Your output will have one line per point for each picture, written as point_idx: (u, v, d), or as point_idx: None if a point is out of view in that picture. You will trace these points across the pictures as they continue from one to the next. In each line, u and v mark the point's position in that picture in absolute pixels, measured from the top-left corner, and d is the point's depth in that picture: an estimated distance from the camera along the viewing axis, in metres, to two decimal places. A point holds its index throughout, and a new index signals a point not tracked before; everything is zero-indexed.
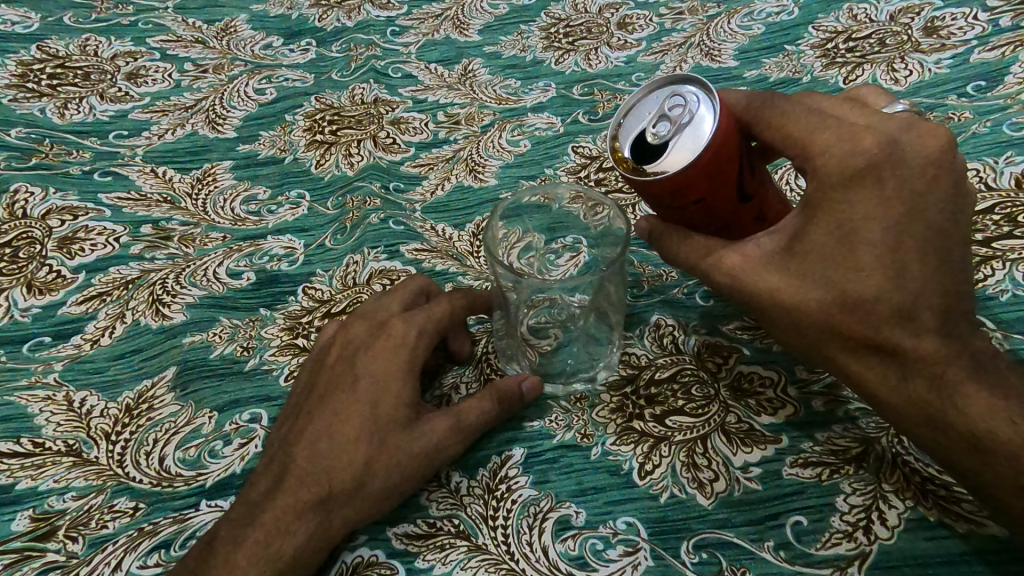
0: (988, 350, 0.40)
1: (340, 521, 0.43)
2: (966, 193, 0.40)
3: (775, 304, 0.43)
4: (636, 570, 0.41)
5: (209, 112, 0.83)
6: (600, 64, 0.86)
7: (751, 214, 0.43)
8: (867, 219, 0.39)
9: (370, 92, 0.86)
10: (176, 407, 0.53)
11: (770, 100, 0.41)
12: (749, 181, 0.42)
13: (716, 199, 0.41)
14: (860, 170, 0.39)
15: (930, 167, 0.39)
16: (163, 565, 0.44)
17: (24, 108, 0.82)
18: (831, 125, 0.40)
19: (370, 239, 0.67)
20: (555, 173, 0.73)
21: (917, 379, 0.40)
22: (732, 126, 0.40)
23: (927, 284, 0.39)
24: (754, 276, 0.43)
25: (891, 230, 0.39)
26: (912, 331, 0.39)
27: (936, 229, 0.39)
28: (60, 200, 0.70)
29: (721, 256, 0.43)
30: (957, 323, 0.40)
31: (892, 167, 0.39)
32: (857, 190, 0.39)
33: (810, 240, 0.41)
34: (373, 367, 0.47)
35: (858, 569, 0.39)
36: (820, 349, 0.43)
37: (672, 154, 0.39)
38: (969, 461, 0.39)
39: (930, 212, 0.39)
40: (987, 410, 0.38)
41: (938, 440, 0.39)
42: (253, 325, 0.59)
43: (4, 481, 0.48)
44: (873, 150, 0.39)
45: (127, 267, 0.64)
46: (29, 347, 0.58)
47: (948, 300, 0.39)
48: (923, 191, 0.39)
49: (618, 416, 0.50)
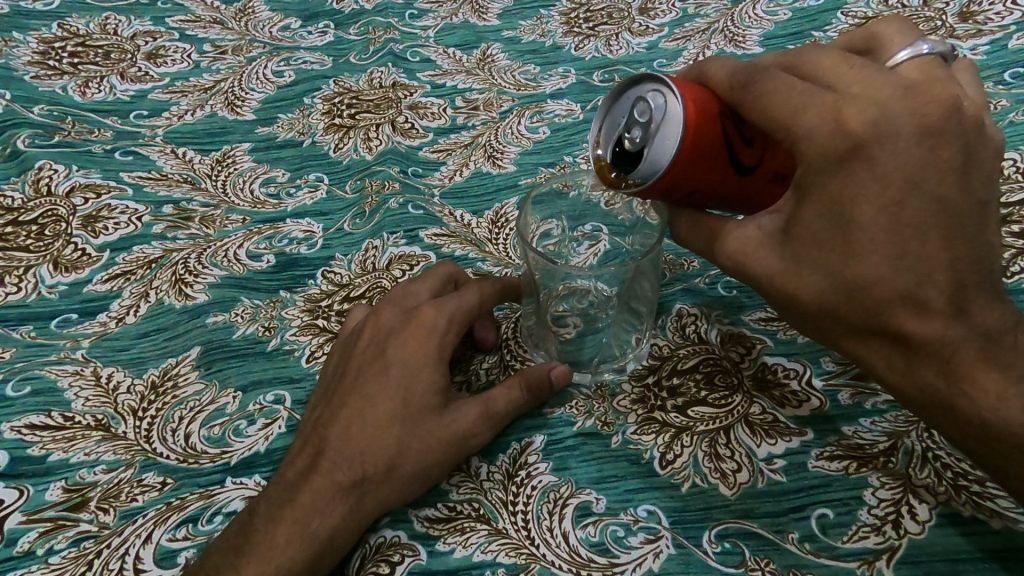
0: (1009, 326, 0.36)
1: (373, 504, 0.43)
2: (979, 153, 0.36)
3: (776, 291, 0.39)
4: (658, 558, 0.41)
5: (229, 93, 0.83)
6: (621, 50, 0.84)
7: (764, 180, 0.40)
8: (863, 200, 0.35)
9: (388, 76, 0.85)
10: (201, 385, 0.53)
11: (753, 79, 0.37)
12: (748, 154, 0.39)
13: (714, 180, 0.39)
14: (850, 148, 0.35)
15: (931, 133, 0.35)
16: (191, 539, 0.44)
17: (45, 86, 0.82)
18: (816, 102, 0.36)
19: (389, 224, 0.67)
20: (574, 161, 0.72)
21: (927, 366, 0.37)
22: (709, 112, 0.37)
23: (936, 263, 0.35)
24: (756, 258, 0.40)
25: (889, 210, 0.35)
26: (922, 315, 0.36)
27: (944, 201, 0.35)
28: (83, 179, 0.71)
29: (726, 236, 0.41)
30: (970, 301, 0.36)
31: (886, 141, 0.35)
32: (850, 170, 0.35)
33: (804, 225, 0.37)
34: (404, 353, 0.48)
35: (886, 562, 0.39)
36: (826, 334, 0.40)
37: (647, 161, 0.38)
38: (987, 452, 0.37)
39: (934, 184, 0.35)
40: (999, 395, 0.35)
41: (953, 430, 0.37)
42: (273, 307, 0.60)
43: (35, 453, 0.49)
44: (862, 125, 0.35)
45: (150, 246, 0.64)
46: (56, 323, 0.59)
47: (960, 277, 0.35)
48: (922, 164, 0.35)
49: (640, 406, 0.50)
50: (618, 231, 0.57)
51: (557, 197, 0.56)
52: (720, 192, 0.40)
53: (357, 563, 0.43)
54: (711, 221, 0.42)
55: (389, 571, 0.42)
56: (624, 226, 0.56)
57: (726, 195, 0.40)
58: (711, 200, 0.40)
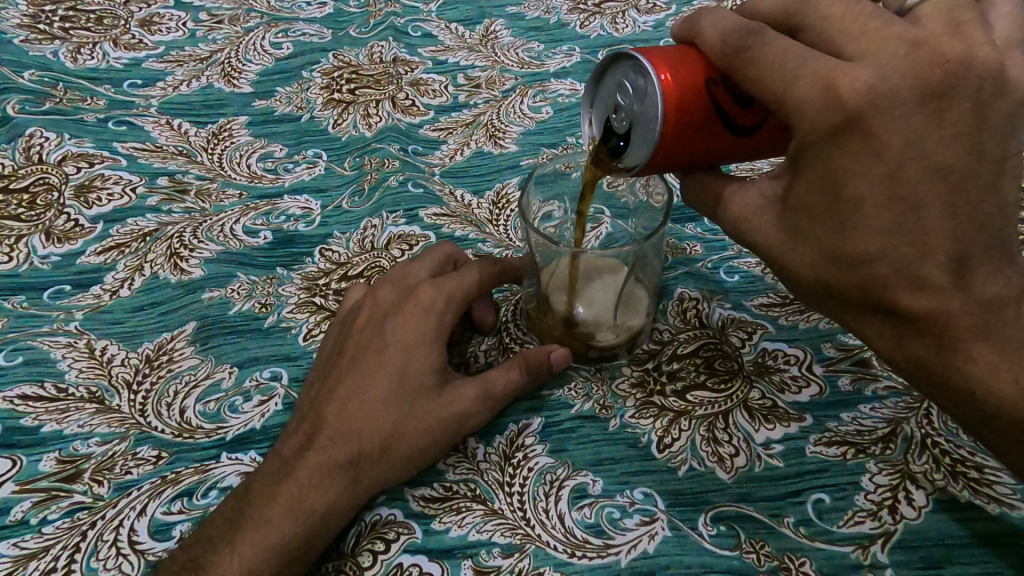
0: (1014, 293, 0.34)
1: (370, 481, 0.43)
2: (991, 108, 0.33)
3: (771, 262, 0.38)
4: (653, 540, 0.41)
5: (225, 64, 0.81)
6: (627, 29, 0.82)
7: (771, 133, 0.39)
8: (856, 174, 0.33)
9: (389, 50, 0.83)
10: (196, 360, 0.53)
11: (746, 43, 0.34)
12: (748, 114, 0.37)
13: (712, 148, 0.38)
14: (844, 121, 0.32)
15: (935, 95, 0.32)
16: (186, 513, 0.44)
17: (35, 50, 0.80)
18: (809, 69, 0.33)
19: (389, 203, 0.66)
20: (577, 141, 0.71)
21: (920, 337, 0.36)
22: (693, 86, 0.36)
23: (933, 234, 0.33)
24: (755, 227, 0.38)
25: (884, 182, 0.33)
26: (918, 289, 0.34)
27: (946, 167, 0.33)
28: (75, 147, 0.69)
29: (729, 201, 0.40)
30: (972, 270, 0.34)
31: (884, 110, 0.32)
32: (845, 144, 0.33)
33: (797, 199, 0.36)
34: (401, 332, 0.47)
35: (881, 547, 0.40)
36: (820, 305, 0.39)
37: (634, 147, 0.39)
38: (976, 422, 0.36)
39: (934, 150, 0.32)
40: (992, 370, 0.34)
41: (944, 400, 0.36)
42: (270, 283, 0.59)
43: (28, 423, 0.49)
44: (858, 95, 0.32)
45: (145, 219, 0.63)
46: (49, 294, 0.58)
47: (961, 245, 0.33)
48: (924, 130, 0.32)
49: (639, 390, 0.50)
50: (621, 214, 0.56)
51: (559, 177, 0.54)
52: (721, 157, 0.39)
53: (352, 541, 0.42)
54: (716, 183, 0.40)
55: (384, 548, 0.42)
56: (627, 208, 0.56)
57: (730, 156, 0.40)
58: (715, 163, 0.40)
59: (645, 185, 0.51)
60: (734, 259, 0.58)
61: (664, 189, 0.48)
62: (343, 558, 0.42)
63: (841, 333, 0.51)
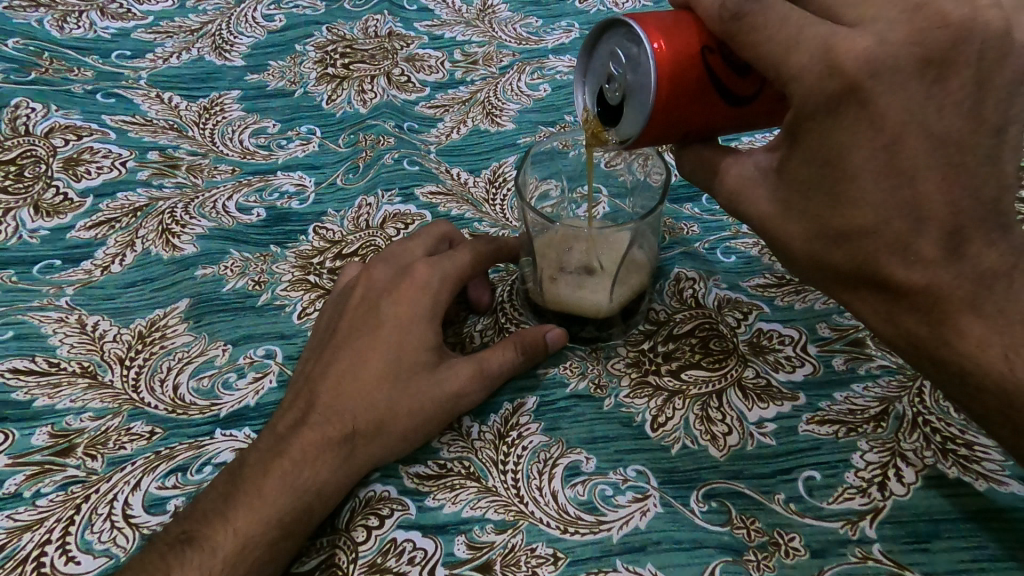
0: (1008, 265, 0.34)
1: (364, 456, 0.43)
2: (994, 75, 0.32)
3: (766, 236, 0.38)
4: (645, 516, 0.41)
5: (216, 37, 0.79)
6: (627, 4, 0.81)
7: (768, 104, 0.38)
8: (855, 147, 0.33)
9: (384, 25, 0.82)
10: (189, 337, 0.52)
11: (745, 8, 0.33)
12: (745, 84, 0.37)
13: (708, 118, 0.38)
14: (844, 91, 0.32)
15: (937, 62, 0.31)
16: (180, 488, 0.44)
17: (19, 18, 0.77)
18: (808, 36, 0.32)
19: (384, 180, 0.65)
20: (575, 119, 0.70)
21: (910, 311, 0.36)
22: (687, 55, 0.35)
23: (929, 207, 0.33)
24: (751, 200, 0.38)
25: (882, 155, 0.32)
26: (911, 263, 0.34)
27: (945, 138, 0.32)
28: (62, 118, 0.68)
29: (725, 173, 0.39)
30: (966, 243, 0.33)
31: (884, 78, 0.31)
32: (844, 114, 0.32)
33: (793, 174, 0.35)
34: (395, 307, 0.47)
35: (869, 523, 0.40)
36: (815, 280, 0.39)
37: (628, 118, 0.38)
38: (964, 394, 0.36)
39: (933, 120, 0.32)
40: (981, 345, 0.34)
41: (936, 372, 0.36)
42: (264, 260, 0.58)
43: (20, 397, 0.48)
44: (858, 62, 0.31)
45: (135, 193, 0.62)
46: (39, 268, 0.57)
47: (956, 218, 0.33)
48: (923, 99, 0.32)
49: (633, 370, 0.50)
50: (618, 194, 0.56)
51: (556, 156, 0.54)
52: (717, 128, 0.39)
53: (346, 516, 0.42)
54: (715, 154, 0.40)
55: (379, 524, 0.42)
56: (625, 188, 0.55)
57: (726, 127, 0.39)
58: (712, 134, 0.40)
59: (644, 164, 0.51)
60: (731, 240, 0.58)
61: (664, 168, 0.48)
62: (337, 533, 0.42)
63: (835, 314, 0.51)
